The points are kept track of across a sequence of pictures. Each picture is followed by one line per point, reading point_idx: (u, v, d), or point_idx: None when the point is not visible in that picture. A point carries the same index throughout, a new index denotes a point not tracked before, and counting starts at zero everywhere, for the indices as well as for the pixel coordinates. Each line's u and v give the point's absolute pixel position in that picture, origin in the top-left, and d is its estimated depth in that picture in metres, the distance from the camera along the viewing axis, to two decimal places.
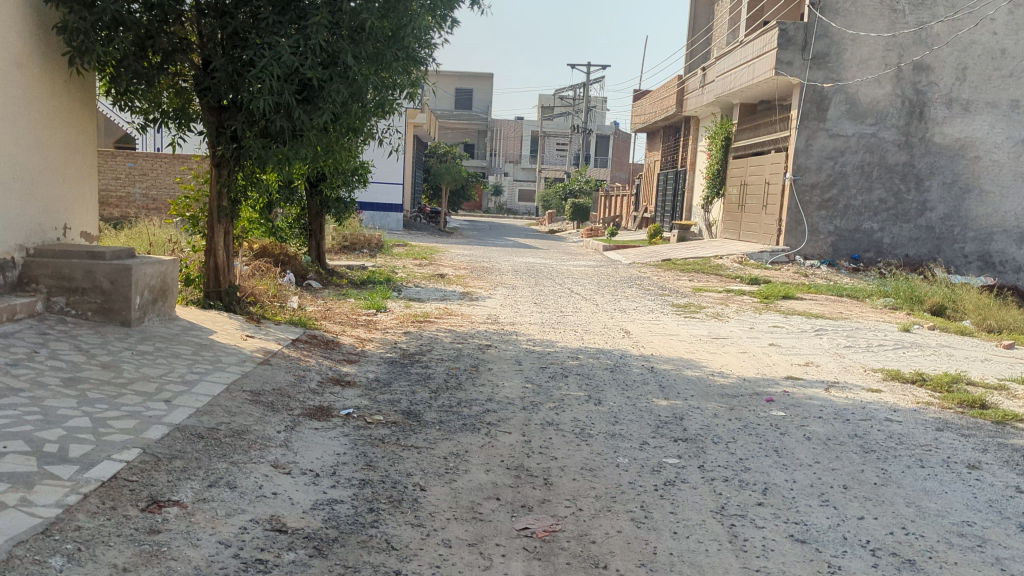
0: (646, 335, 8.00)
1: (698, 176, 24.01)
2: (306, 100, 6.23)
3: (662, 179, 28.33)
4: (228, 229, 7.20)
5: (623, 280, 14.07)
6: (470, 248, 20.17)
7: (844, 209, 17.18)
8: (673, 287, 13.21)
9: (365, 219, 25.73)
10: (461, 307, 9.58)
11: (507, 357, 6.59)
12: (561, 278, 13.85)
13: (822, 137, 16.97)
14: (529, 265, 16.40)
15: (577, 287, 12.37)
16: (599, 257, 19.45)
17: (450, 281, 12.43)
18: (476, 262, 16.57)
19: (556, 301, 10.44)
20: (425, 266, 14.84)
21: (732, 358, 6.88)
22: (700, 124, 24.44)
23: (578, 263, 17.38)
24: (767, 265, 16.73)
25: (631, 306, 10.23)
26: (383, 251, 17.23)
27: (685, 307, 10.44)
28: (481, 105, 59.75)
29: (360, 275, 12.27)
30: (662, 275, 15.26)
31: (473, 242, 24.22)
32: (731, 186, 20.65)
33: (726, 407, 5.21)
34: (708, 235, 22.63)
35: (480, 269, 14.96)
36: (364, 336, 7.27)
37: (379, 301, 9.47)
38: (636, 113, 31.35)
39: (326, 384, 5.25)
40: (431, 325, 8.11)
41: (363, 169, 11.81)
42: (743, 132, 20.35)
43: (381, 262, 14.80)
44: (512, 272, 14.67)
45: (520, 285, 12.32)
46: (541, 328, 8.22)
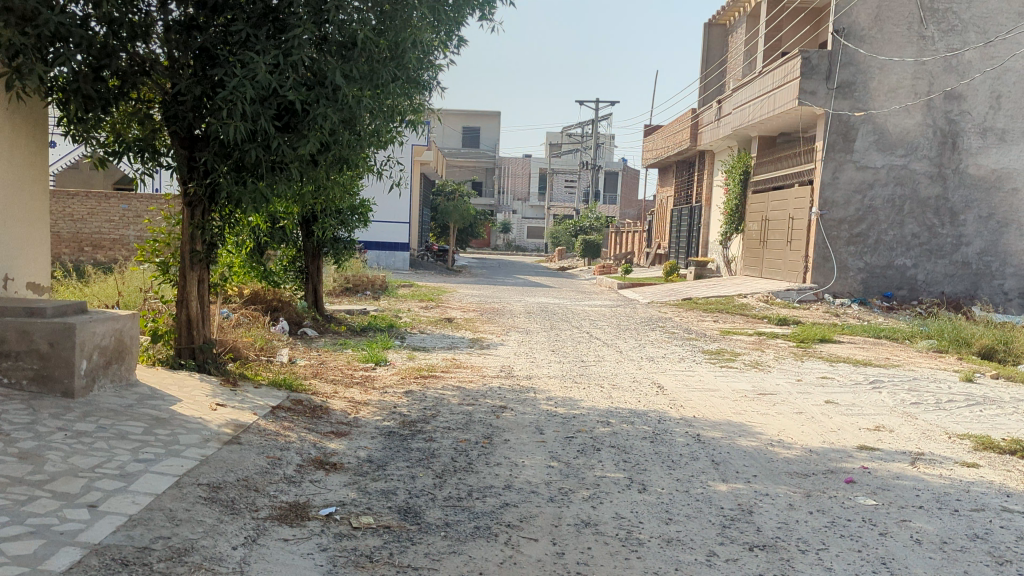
0: (682, 391, 7.00)
1: (715, 211, 23.10)
2: (289, 127, 5.32)
3: (676, 215, 27.45)
4: (203, 276, 6.26)
5: (644, 322, 13.09)
6: (479, 289, 19.22)
7: (874, 244, 16.19)
8: (700, 330, 12.22)
9: (371, 259, 24.90)
10: (470, 358, 8.59)
11: (525, 424, 5.58)
12: (577, 321, 12.89)
13: (850, 169, 16.03)
14: (541, 306, 15.42)
15: (596, 332, 11.38)
16: (614, 297, 18.47)
17: (458, 326, 11.45)
18: (485, 303, 15.61)
19: (576, 349, 9.45)
20: (431, 309, 13.88)
21: (788, 423, 5.87)
22: (715, 158, 23.59)
23: (593, 304, 16.42)
24: (795, 304, 15.71)
25: (659, 354, 9.23)
26: (388, 292, 16.30)
27: (719, 354, 9.45)
28: (488, 143, 59.31)
29: (361, 321, 11.32)
30: (685, 317, 14.27)
31: (482, 282, 23.29)
32: (751, 221, 19.72)
33: (801, 493, 4.21)
34: (727, 272, 21.63)
35: (490, 311, 14.02)
36: (359, 398, 6.28)
37: (379, 352, 8.49)
38: (647, 148, 30.59)
39: (303, 470, 4.26)
40: (437, 381, 7.11)
41: (362, 206, 10.93)
42: (762, 165, 19.46)
43: (385, 305, 13.85)
44: (524, 314, 13.69)
45: (534, 330, 11.34)
46: (562, 382, 7.24)
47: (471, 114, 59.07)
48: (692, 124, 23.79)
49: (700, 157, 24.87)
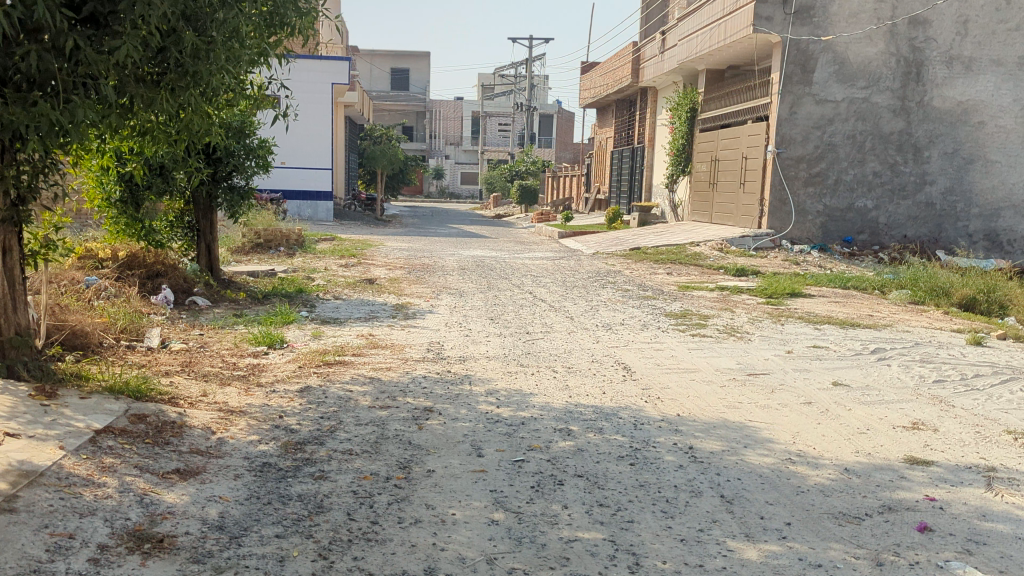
0: (654, 375, 5.56)
1: (659, 153, 21.70)
2: (98, 26, 3.72)
3: (617, 158, 26.00)
4: (11, 242, 4.55)
5: (593, 278, 11.65)
6: (409, 241, 17.54)
7: (834, 185, 14.94)
8: (657, 286, 10.87)
9: (291, 210, 22.94)
10: (389, 333, 6.98)
11: (454, 443, 4.06)
12: (518, 278, 11.39)
13: (808, 103, 14.69)
14: (477, 261, 13.86)
15: (539, 292, 9.89)
16: (555, 247, 16.96)
17: (381, 289, 9.79)
18: (414, 258, 13.99)
19: (519, 316, 7.94)
20: (351, 267, 12.20)
21: (801, 424, 4.49)
22: (658, 96, 22.13)
23: (534, 257, 14.88)
24: (751, 252, 14.43)
25: (616, 320, 7.80)
26: (304, 248, 14.55)
27: (684, 318, 8.08)
28: (418, 85, 56.85)
29: (267, 285, 9.46)
30: (636, 269, 12.89)
31: (412, 232, 21.52)
32: (700, 162, 18.36)
33: (870, 563, 2.82)
34: (674, 218, 20.32)
35: (419, 269, 12.40)
36: (232, 403, 4.60)
37: (275, 330, 6.78)
38: (585, 87, 28.96)
39: (103, 560, 2.68)
40: (343, 372, 5.46)
41: (260, 147, 9.09)
42: (711, 101, 18.05)
43: (297, 264, 12.08)
44: (458, 271, 12.12)
45: (469, 292, 9.79)
46: (504, 367, 5.73)
47: (399, 56, 56.58)
48: (633, 59, 22.23)
49: (642, 94, 23.39)
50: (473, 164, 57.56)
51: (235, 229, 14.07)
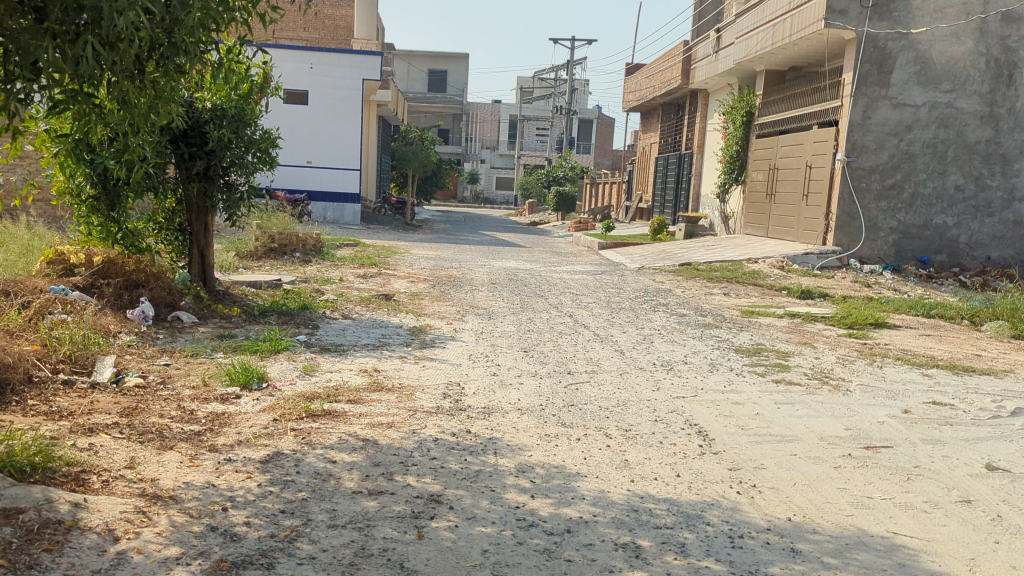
0: (741, 447, 4.16)
1: (710, 160, 20.23)
2: None
3: (663, 164, 24.55)
4: None
5: (641, 298, 10.26)
6: (438, 249, 16.29)
7: (911, 199, 13.36)
8: (715, 311, 9.47)
9: (316, 212, 21.80)
10: (399, 368, 5.66)
11: (466, 572, 2.71)
12: (556, 297, 10.03)
13: (885, 107, 13.14)
14: (510, 273, 12.55)
15: (580, 315, 8.53)
16: (596, 260, 15.56)
17: (399, 306, 8.51)
18: (441, 269, 12.71)
19: (559, 348, 6.59)
20: (370, 278, 10.93)
21: (975, 547, 3.10)
22: (710, 98, 20.67)
23: (573, 270, 13.52)
24: (816, 272, 12.92)
25: (676, 358, 6.39)
26: (323, 254, 13.37)
27: (759, 355, 6.66)
28: (455, 87, 55.85)
29: (269, 299, 8.21)
30: (687, 290, 11.49)
31: (443, 239, 20.23)
32: (756, 171, 16.88)
33: None
34: (725, 230, 18.83)
35: (447, 282, 11.10)
36: (162, 485, 3.30)
37: (258, 362, 5.48)
38: (630, 90, 27.57)
39: None
40: (329, 430, 4.13)
41: (264, 140, 7.87)
42: (770, 104, 16.56)
43: (308, 274, 10.81)
44: (488, 286, 10.81)
45: (499, 313, 8.46)
46: (541, 427, 4.36)
47: (438, 57, 55.70)
48: (684, 60, 20.80)
49: (692, 97, 21.94)
50: (509, 169, 56.31)
51: (248, 232, 13.09)
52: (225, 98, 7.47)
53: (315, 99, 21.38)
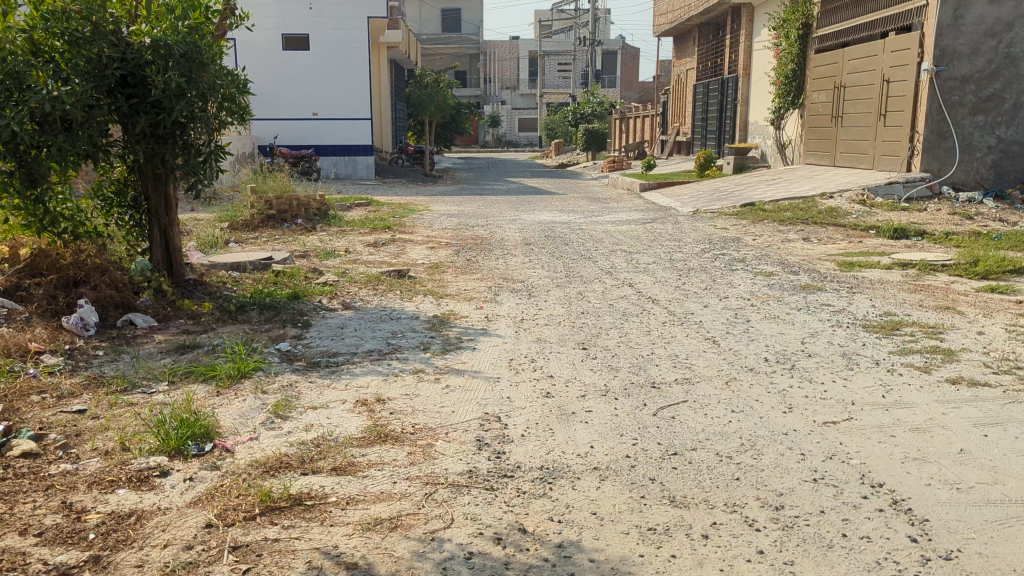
0: (981, 540, 2.46)
1: (758, 83, 18.24)
2: None
3: (702, 92, 22.45)
4: None
5: (708, 252, 8.56)
6: (461, 203, 14.60)
7: (1013, 111, 11.46)
8: (804, 264, 7.72)
9: (326, 167, 20.13)
10: (419, 391, 4.06)
11: None
12: (604, 257, 8.32)
13: (980, 3, 11.16)
14: (546, 228, 10.87)
15: (642, 283, 6.84)
16: (640, 204, 13.78)
17: (414, 285, 6.85)
18: (467, 228, 11.05)
19: (630, 341, 4.91)
20: (383, 245, 9.26)
21: None
22: (755, 14, 18.65)
23: (617, 219, 11.78)
24: (904, 205, 11.06)
25: (791, 345, 4.70)
26: (330, 218, 11.75)
27: (901, 331, 4.97)
28: (470, 26, 53.40)
29: (253, 288, 6.64)
30: (758, 237, 9.74)
31: (467, 190, 18.53)
32: (819, 91, 15.00)
33: None
34: (781, 161, 16.89)
35: (474, 245, 9.42)
36: None
37: (212, 400, 3.86)
38: (660, 12, 25.41)
39: None
40: (296, 545, 2.51)
41: (227, 85, 6.16)
42: (832, 13, 14.62)
43: (310, 246, 9.16)
44: (523, 248, 9.15)
45: (540, 287, 6.79)
46: (636, 511, 2.69)
47: None
48: None
49: (733, 15, 19.83)
50: (531, 109, 53.97)
51: (244, 197, 11.51)
52: (171, 32, 5.71)
53: (318, 44, 19.51)
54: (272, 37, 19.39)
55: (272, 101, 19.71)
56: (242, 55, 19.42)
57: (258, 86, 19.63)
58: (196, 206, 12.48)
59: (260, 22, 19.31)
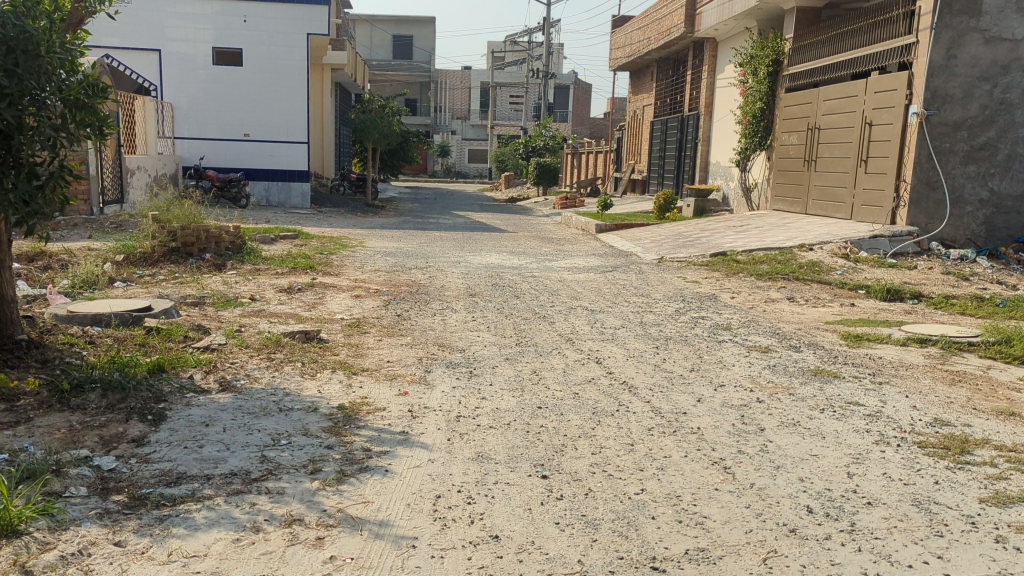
0: None
1: (720, 121, 17.27)
2: None
3: (661, 129, 21.44)
4: None
5: (685, 313, 7.23)
6: (400, 239, 13.12)
7: (1007, 163, 10.46)
8: (802, 336, 6.41)
9: (256, 194, 18.41)
10: (288, 568, 2.56)
11: None
12: (563, 318, 6.90)
13: (974, 43, 10.20)
14: (495, 274, 9.46)
15: (613, 359, 5.44)
16: (597, 248, 12.47)
17: (322, 352, 5.33)
18: (403, 270, 9.56)
19: (609, 466, 3.50)
20: (299, 291, 7.71)
21: None
22: (718, 49, 17.75)
23: (575, 265, 10.43)
24: (892, 261, 9.95)
25: (836, 483, 3.34)
26: (245, 253, 10.16)
27: (976, 457, 3.64)
28: (422, 54, 52.26)
29: (105, 354, 4.94)
30: (738, 294, 8.48)
31: (409, 224, 17.06)
32: (791, 132, 13.98)
33: None
34: (746, 206, 15.79)
35: (408, 294, 7.94)
36: None
37: None
38: (618, 45, 24.49)
39: None
40: None
41: (71, 83, 4.59)
42: (805, 50, 13.67)
43: (209, 289, 7.55)
44: (466, 299, 7.70)
45: (484, 360, 5.32)
46: None
47: (402, 21, 52.10)
48: (688, 4, 17.81)
49: (695, 49, 18.90)
50: (481, 140, 52.82)
51: (143, 226, 9.85)
52: None
53: (251, 59, 17.93)
54: (201, 49, 17.75)
55: (197, 120, 17.93)
56: (167, 68, 17.69)
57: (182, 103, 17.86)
58: (90, 234, 10.77)
59: (187, 32, 17.65)
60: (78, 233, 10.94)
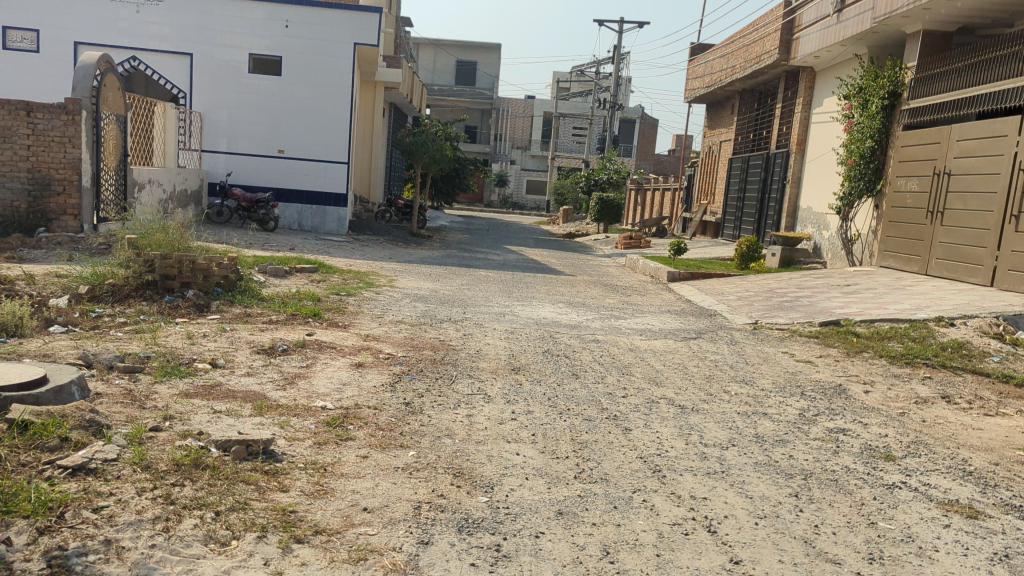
0: None
1: (816, 161, 15.12)
2: None
3: (740, 167, 19.31)
4: None
5: (813, 421, 5.10)
6: (438, 279, 11.22)
7: None
8: (1011, 479, 4.17)
9: (288, 216, 16.73)
10: None
11: None
12: (641, 420, 4.82)
13: None
14: (546, 336, 7.44)
15: (733, 522, 3.32)
16: (671, 304, 10.40)
17: (259, 485, 3.30)
18: (431, 325, 7.59)
19: None
20: (281, 353, 5.76)
21: None
22: (816, 79, 15.63)
23: (648, 328, 8.37)
24: None
25: None
26: (245, 289, 8.33)
27: None
28: (485, 79, 50.92)
29: None
30: (874, 387, 6.29)
31: (453, 258, 15.11)
32: (910, 176, 11.72)
33: None
34: (845, 260, 13.53)
35: (429, 363, 5.92)
36: None
37: None
38: (696, 73, 22.41)
39: None
40: None
41: None
42: (932, 79, 11.45)
43: (162, 346, 5.68)
44: (507, 378, 5.64)
45: (518, 516, 3.23)
46: None
47: (467, 47, 51.00)
48: (784, 27, 15.79)
49: (788, 80, 16.79)
50: (540, 171, 51.10)
51: (123, 251, 8.09)
52: None
53: (292, 69, 16.36)
54: (237, 55, 16.21)
55: (229, 133, 16.35)
56: (199, 75, 16.19)
57: (212, 114, 16.30)
58: (69, 258, 9.08)
59: (223, 36, 16.15)
60: (58, 257, 9.29)
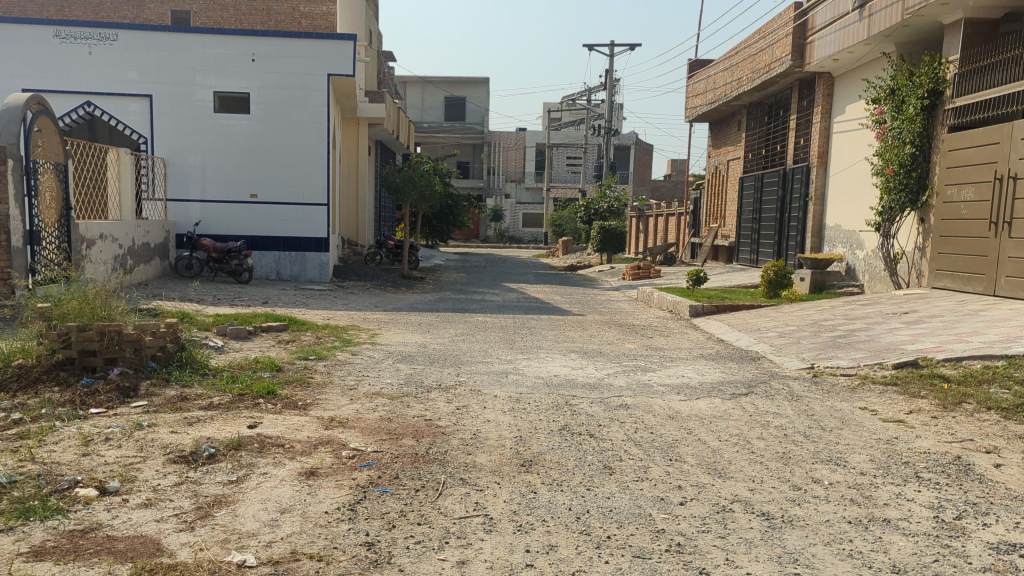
0: None
1: (843, 174, 13.66)
2: None
3: (754, 186, 17.87)
4: None
5: (959, 531, 3.53)
6: (427, 330, 9.67)
7: None
8: None
9: (265, 265, 15.24)
10: None
11: None
12: (718, 554, 3.25)
13: None
14: (560, 404, 5.87)
15: None
16: (702, 346, 8.85)
17: None
18: (414, 396, 6.02)
19: None
20: (206, 463, 4.19)
21: None
22: (835, 84, 14.21)
23: (682, 382, 6.80)
24: None
25: None
26: (191, 359, 6.77)
27: None
28: (475, 113, 49.84)
29: None
30: (1001, 458, 4.72)
31: (446, 301, 13.58)
32: (964, 184, 10.23)
33: None
34: (889, 281, 11.99)
35: (408, 461, 4.36)
36: None
37: None
38: (697, 89, 21.06)
39: None
40: None
41: None
42: (981, 72, 10.01)
43: (40, 461, 4.11)
44: (514, 481, 4.07)
45: None
46: None
47: (455, 82, 50.00)
48: (796, 31, 14.41)
49: (803, 88, 15.39)
50: (536, 204, 49.65)
51: (35, 323, 6.54)
52: None
53: (261, 106, 14.97)
54: (200, 93, 14.81)
55: (196, 178, 14.89)
56: (161, 118, 14.75)
57: (177, 159, 14.84)
58: None
59: (185, 74, 14.76)
60: None
